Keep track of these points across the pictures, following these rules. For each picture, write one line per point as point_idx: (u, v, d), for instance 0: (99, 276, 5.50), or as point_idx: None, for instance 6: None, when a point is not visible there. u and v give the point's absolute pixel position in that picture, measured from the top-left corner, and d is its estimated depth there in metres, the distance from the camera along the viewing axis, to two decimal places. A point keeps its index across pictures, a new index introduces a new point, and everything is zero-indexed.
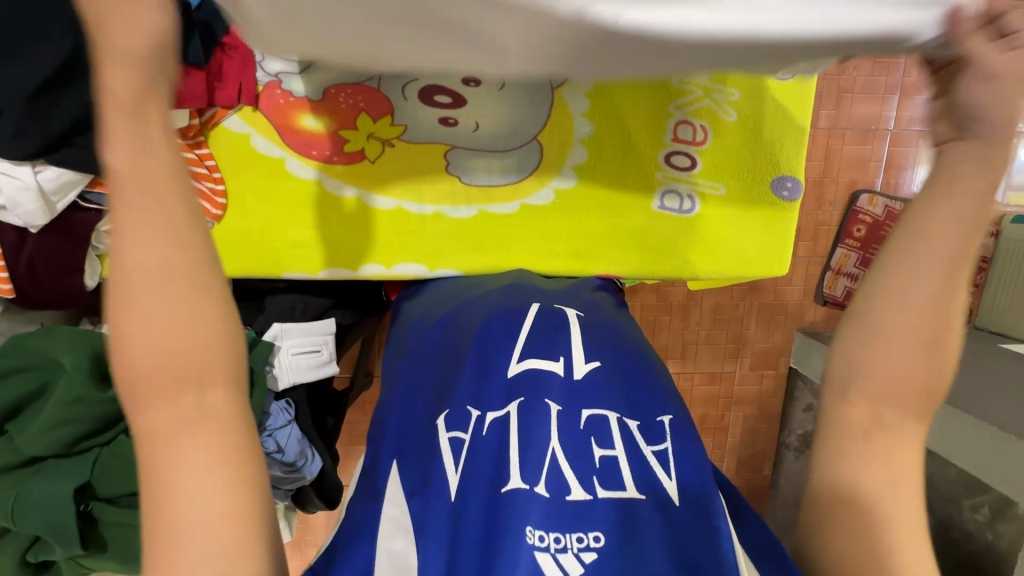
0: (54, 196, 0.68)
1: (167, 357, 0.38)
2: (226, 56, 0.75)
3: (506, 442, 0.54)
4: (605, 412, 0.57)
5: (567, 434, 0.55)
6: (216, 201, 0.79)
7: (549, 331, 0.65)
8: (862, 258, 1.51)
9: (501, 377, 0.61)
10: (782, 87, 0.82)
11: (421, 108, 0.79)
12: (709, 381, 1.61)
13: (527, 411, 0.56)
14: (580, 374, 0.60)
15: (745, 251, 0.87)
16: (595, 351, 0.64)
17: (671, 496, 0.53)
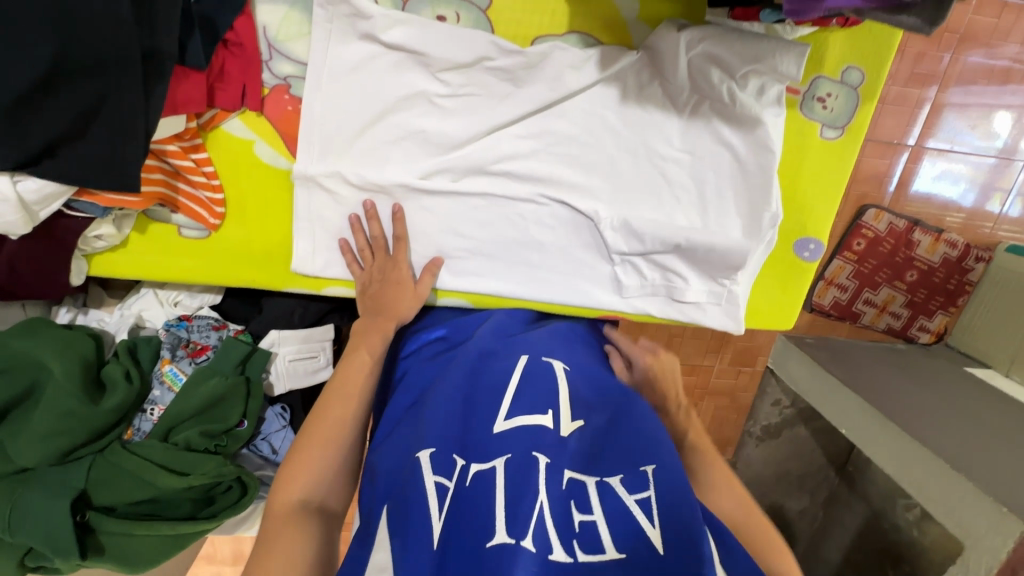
0: (35, 206, 0.62)
1: (319, 463, 0.63)
2: (229, 53, 0.66)
3: (490, 496, 0.55)
4: (584, 475, 0.58)
5: (553, 494, 0.55)
6: (213, 209, 0.73)
7: (537, 385, 0.67)
8: (856, 271, 1.53)
9: (487, 428, 0.63)
10: (826, 148, 0.77)
11: (446, 127, 0.72)
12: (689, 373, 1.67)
13: (515, 467, 0.57)
14: (566, 432, 0.62)
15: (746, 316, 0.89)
16: (579, 408, 0.66)
17: (655, 546, 0.53)
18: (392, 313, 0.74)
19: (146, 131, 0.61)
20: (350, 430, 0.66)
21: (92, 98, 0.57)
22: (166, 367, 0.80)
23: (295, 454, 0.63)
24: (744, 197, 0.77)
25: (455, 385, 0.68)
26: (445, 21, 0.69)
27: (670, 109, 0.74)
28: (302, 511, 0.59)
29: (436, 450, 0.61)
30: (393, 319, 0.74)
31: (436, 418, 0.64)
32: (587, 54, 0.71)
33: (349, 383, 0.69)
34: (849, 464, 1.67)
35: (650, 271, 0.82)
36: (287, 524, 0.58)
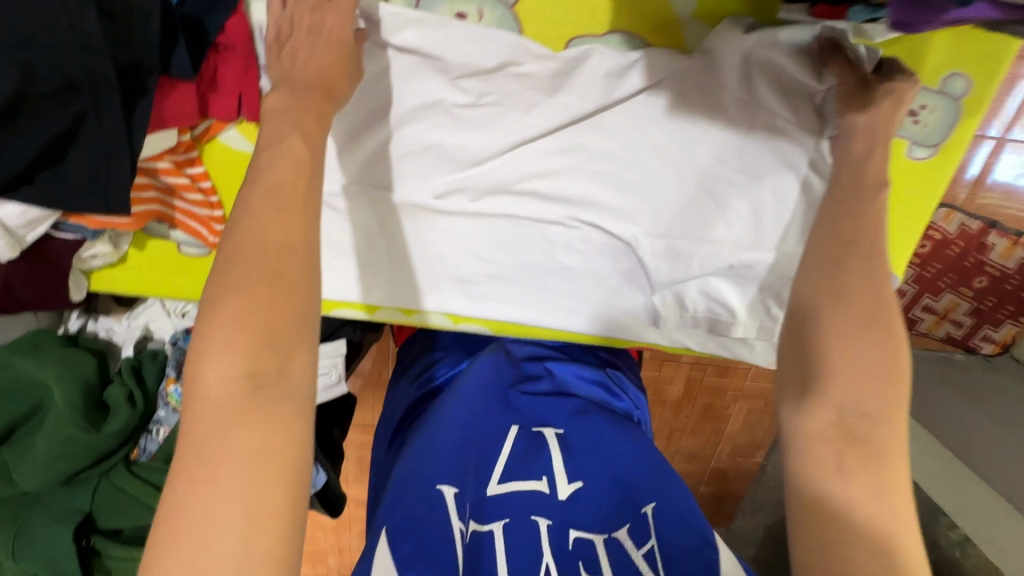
0: (21, 230, 0.57)
1: (239, 328, 0.40)
2: (221, 58, 0.58)
3: (490, 566, 0.52)
4: (593, 533, 0.56)
5: (559, 556, 0.53)
6: (213, 227, 0.68)
7: (531, 444, 0.62)
8: (916, 276, 1.35)
9: (481, 491, 0.58)
10: (911, 170, 0.66)
11: (464, 141, 0.64)
12: (723, 375, 1.57)
13: (513, 530, 0.55)
14: (564, 497, 0.58)
15: None
16: (581, 466, 0.60)
17: None
18: (324, 89, 0.51)
19: (131, 154, 0.54)
20: (288, 276, 0.42)
21: (66, 122, 0.50)
22: (170, 387, 0.76)
23: (202, 315, 0.41)
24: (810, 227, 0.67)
25: (461, 416, 0.62)
26: (465, 19, 0.59)
27: (727, 119, 0.62)
28: (242, 398, 0.39)
29: (459, 489, 0.56)
30: (327, 98, 0.51)
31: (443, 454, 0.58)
32: (631, 59, 0.60)
33: (286, 199, 0.44)
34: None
35: (696, 305, 0.72)
36: (236, 414, 0.39)
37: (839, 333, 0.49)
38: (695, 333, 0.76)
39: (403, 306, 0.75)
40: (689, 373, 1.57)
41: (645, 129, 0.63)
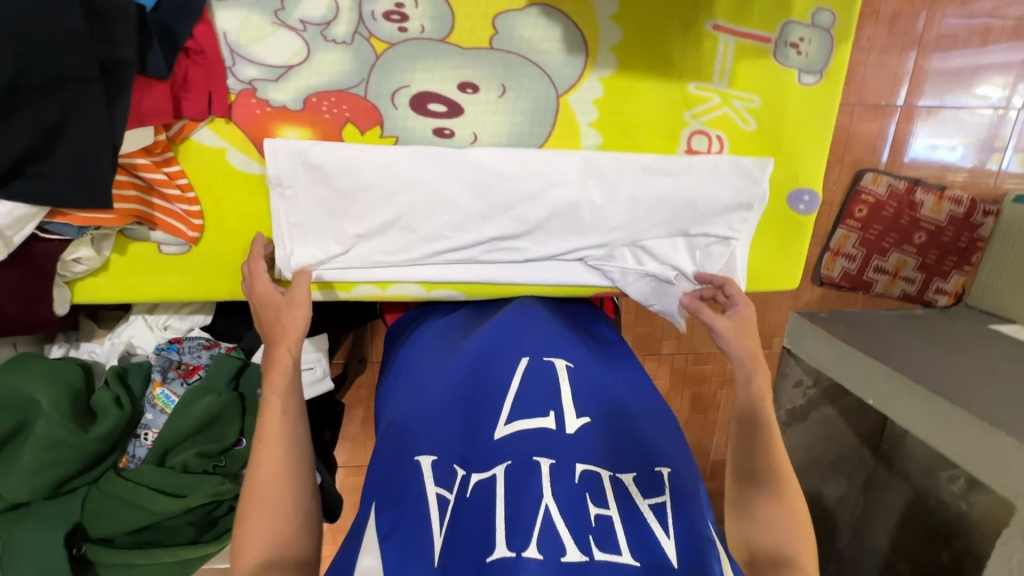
0: (10, 231, 0.61)
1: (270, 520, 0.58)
2: (191, 62, 0.66)
3: (492, 506, 0.53)
4: (599, 468, 0.57)
5: (562, 494, 0.54)
6: (191, 222, 0.72)
7: (537, 384, 0.63)
8: (861, 239, 1.49)
9: (488, 437, 0.59)
10: (806, 94, 0.75)
11: (414, 117, 0.72)
12: (704, 361, 1.60)
13: (515, 473, 0.55)
14: (572, 430, 0.59)
15: (795, 231, 0.83)
16: (587, 404, 0.62)
17: (669, 557, 0.53)
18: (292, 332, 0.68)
19: (113, 146, 0.60)
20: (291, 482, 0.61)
21: (53, 117, 0.57)
22: (157, 389, 0.78)
23: (239, 531, 0.58)
24: (744, 188, 0.76)
25: (446, 385, 0.64)
26: (403, 8, 0.68)
27: (634, 61, 0.72)
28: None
29: (438, 458, 0.58)
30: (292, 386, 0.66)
31: (433, 419, 0.61)
32: (544, 20, 0.70)
33: (274, 466, 0.61)
34: (885, 441, 1.65)
35: (658, 246, 0.78)
36: None
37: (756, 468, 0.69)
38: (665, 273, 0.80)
39: (376, 280, 0.79)
40: (671, 365, 1.59)
41: (568, 76, 0.73)
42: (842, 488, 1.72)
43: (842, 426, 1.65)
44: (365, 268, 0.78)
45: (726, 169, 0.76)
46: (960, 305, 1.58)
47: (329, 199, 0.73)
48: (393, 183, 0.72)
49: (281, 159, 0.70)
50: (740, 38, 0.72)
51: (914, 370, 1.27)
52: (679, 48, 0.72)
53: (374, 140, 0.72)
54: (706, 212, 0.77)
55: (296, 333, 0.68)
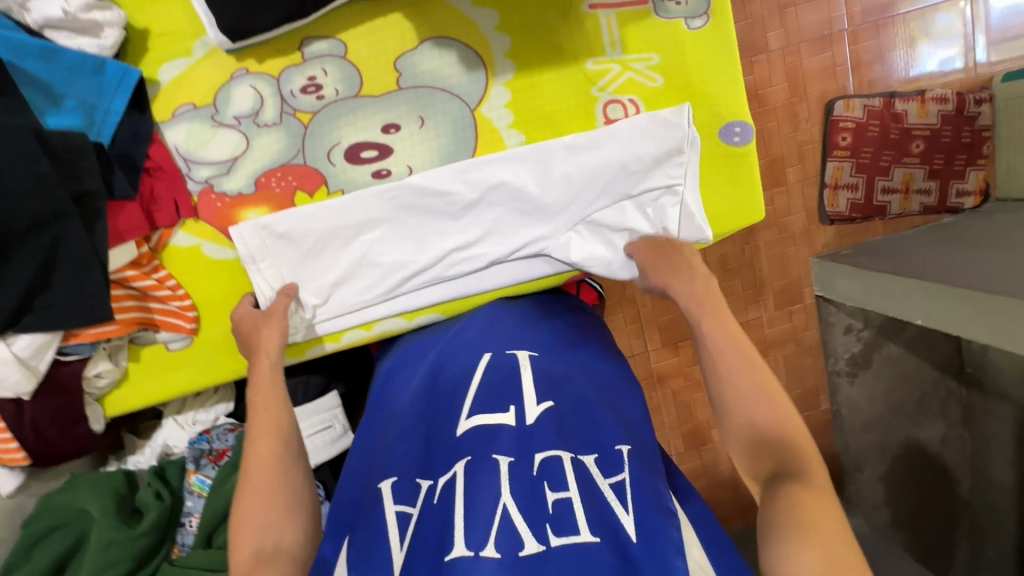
0: (32, 360, 0.70)
1: (263, 498, 0.62)
2: (153, 179, 0.76)
3: (451, 509, 0.54)
4: (561, 451, 0.58)
5: (522, 484, 0.55)
6: (187, 314, 0.80)
7: (500, 378, 0.65)
8: (856, 165, 1.45)
9: (450, 435, 0.61)
10: (700, 37, 0.79)
11: (352, 168, 0.80)
12: (740, 332, 1.51)
13: (473, 467, 0.56)
14: (531, 419, 0.60)
15: (743, 165, 0.84)
16: (547, 390, 0.64)
17: (627, 534, 0.52)
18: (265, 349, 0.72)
19: (100, 259, 0.69)
20: (280, 465, 0.65)
21: (45, 251, 0.66)
22: (193, 477, 0.85)
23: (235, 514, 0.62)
24: (667, 138, 0.79)
25: (414, 407, 0.67)
26: (316, 79, 0.77)
27: (530, 60, 0.79)
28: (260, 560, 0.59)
29: (399, 478, 0.60)
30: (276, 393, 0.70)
31: (401, 441, 0.63)
32: (442, 51, 0.78)
33: (262, 454, 0.65)
34: (968, 364, 1.54)
35: (602, 216, 0.81)
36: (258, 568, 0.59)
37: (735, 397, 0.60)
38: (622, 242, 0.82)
39: (361, 321, 0.84)
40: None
41: (475, 91, 0.79)
42: (941, 428, 1.57)
43: (915, 359, 1.54)
44: (347, 314, 0.83)
45: (643, 123, 0.79)
46: (991, 201, 1.51)
47: (291, 257, 0.79)
48: (340, 231, 0.80)
49: (249, 237, 0.78)
50: (618, 8, 0.78)
51: (950, 274, 1.18)
52: (566, 34, 0.78)
53: (324, 199, 0.80)
54: (638, 171, 0.80)
55: (272, 348, 0.73)
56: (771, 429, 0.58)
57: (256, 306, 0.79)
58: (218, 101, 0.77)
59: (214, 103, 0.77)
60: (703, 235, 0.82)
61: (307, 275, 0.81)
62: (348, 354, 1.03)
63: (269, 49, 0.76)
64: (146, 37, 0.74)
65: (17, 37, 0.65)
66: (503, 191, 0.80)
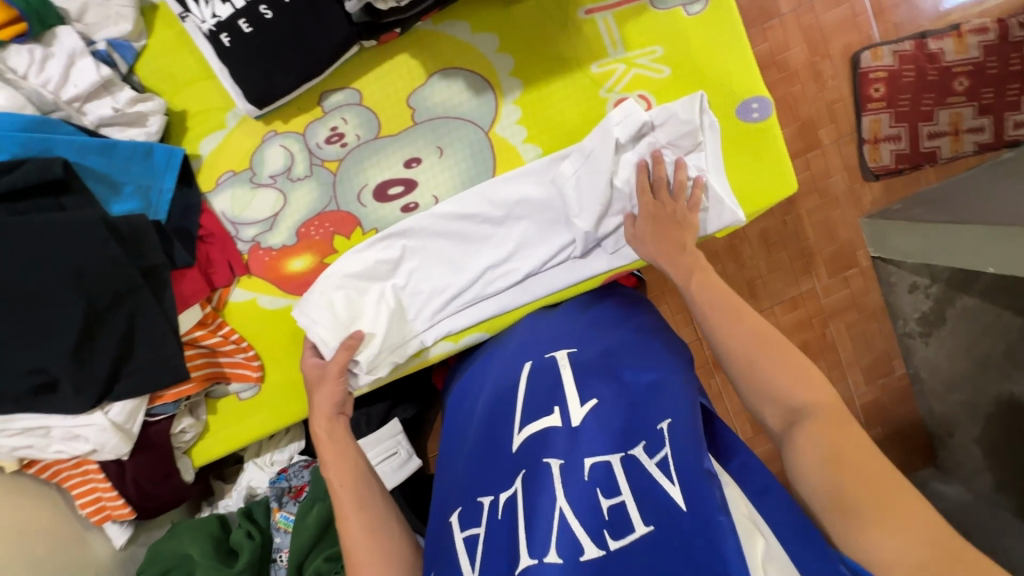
0: (126, 424, 0.77)
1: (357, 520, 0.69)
2: (208, 245, 0.82)
3: (515, 524, 0.61)
4: (608, 456, 0.62)
5: (574, 491, 0.60)
6: (252, 364, 0.86)
7: (543, 386, 0.72)
8: (895, 115, 1.38)
9: (508, 451, 0.69)
10: (701, 21, 0.78)
11: (382, 206, 0.84)
12: (795, 306, 1.45)
13: (530, 480, 0.63)
14: (576, 421, 0.66)
15: (766, 139, 0.82)
16: (588, 389, 0.69)
17: (678, 503, 0.55)
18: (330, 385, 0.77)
19: (173, 328, 0.76)
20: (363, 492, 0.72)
21: (125, 324, 0.73)
22: (278, 515, 0.90)
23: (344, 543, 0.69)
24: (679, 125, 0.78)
25: (479, 427, 0.75)
26: (338, 129, 0.82)
27: (534, 74, 0.81)
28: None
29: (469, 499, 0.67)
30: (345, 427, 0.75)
31: (471, 462, 0.71)
32: (449, 82, 0.81)
33: (338, 486, 0.72)
34: None
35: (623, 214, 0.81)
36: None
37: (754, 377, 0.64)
38: None
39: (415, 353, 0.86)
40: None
41: (487, 113, 0.82)
42: None
43: (994, 308, 1.44)
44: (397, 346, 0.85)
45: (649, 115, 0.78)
46: None
47: (341, 303, 0.80)
48: (380, 270, 0.83)
49: (307, 291, 0.81)
50: (614, 9, 0.78)
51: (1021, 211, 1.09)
52: (565, 43, 0.80)
53: (360, 240, 0.84)
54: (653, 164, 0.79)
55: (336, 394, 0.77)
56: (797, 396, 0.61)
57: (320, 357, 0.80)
58: (254, 164, 0.83)
59: (251, 167, 0.83)
60: (735, 217, 0.80)
61: (359, 317, 0.81)
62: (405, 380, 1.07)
63: (293, 109, 0.82)
64: (184, 117, 0.81)
65: (77, 139, 0.70)
66: (525, 206, 0.82)
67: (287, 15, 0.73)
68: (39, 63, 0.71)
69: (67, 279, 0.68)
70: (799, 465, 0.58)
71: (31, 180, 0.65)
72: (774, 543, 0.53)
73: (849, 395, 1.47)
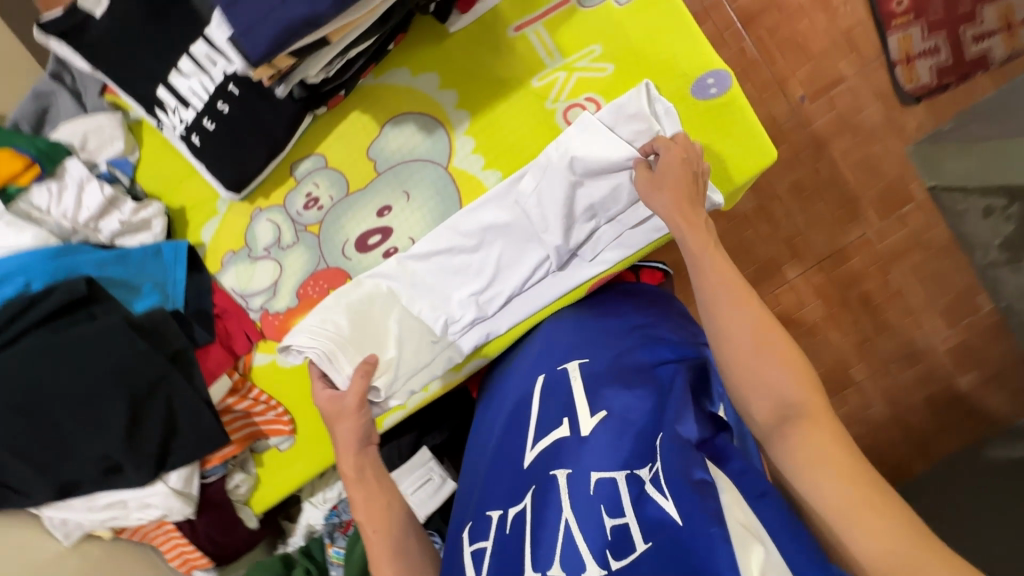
0: (186, 488, 0.88)
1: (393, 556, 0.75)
2: (224, 320, 0.91)
3: (521, 538, 0.63)
4: (613, 472, 0.63)
5: (580, 508, 0.62)
6: (283, 419, 0.94)
7: (558, 397, 0.74)
8: (928, 26, 1.23)
9: (518, 466, 0.71)
10: (634, 9, 0.75)
11: (365, 256, 0.88)
12: (846, 259, 1.33)
13: (539, 494, 0.66)
14: (586, 430, 0.68)
15: (736, 113, 0.77)
16: (597, 400, 0.70)
17: (674, 519, 0.56)
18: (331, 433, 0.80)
19: (205, 399, 0.85)
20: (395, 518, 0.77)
21: (164, 407, 0.82)
22: (331, 550, 0.99)
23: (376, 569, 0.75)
24: (631, 124, 0.76)
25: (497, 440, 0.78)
26: (312, 194, 0.88)
27: (477, 103, 0.81)
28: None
29: (479, 518, 0.70)
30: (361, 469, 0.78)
31: (489, 480, 0.74)
32: (406, 127, 0.84)
33: (372, 531, 0.76)
34: None
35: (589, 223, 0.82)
36: None
37: (750, 360, 0.61)
38: (622, 243, 0.84)
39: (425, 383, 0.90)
40: (811, 284, 1.34)
41: (441, 149, 0.84)
42: None
43: None
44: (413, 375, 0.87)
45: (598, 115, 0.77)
46: None
47: (344, 330, 0.84)
48: (377, 310, 0.87)
49: (306, 325, 0.85)
50: (543, 18, 0.77)
51: None
52: (499, 64, 0.79)
53: None
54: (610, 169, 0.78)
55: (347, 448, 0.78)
56: (792, 387, 0.59)
57: (333, 386, 0.83)
58: (249, 241, 0.91)
59: (246, 244, 0.91)
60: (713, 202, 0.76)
61: (359, 346, 0.84)
62: (436, 405, 1.12)
63: (270, 184, 0.88)
64: (184, 212, 0.91)
65: (100, 255, 0.81)
66: (500, 227, 0.83)
67: (239, 105, 0.78)
68: (57, 195, 0.81)
69: (110, 373, 0.77)
70: (794, 465, 0.56)
71: (67, 298, 0.75)
72: (772, 547, 0.52)
73: (931, 342, 1.33)
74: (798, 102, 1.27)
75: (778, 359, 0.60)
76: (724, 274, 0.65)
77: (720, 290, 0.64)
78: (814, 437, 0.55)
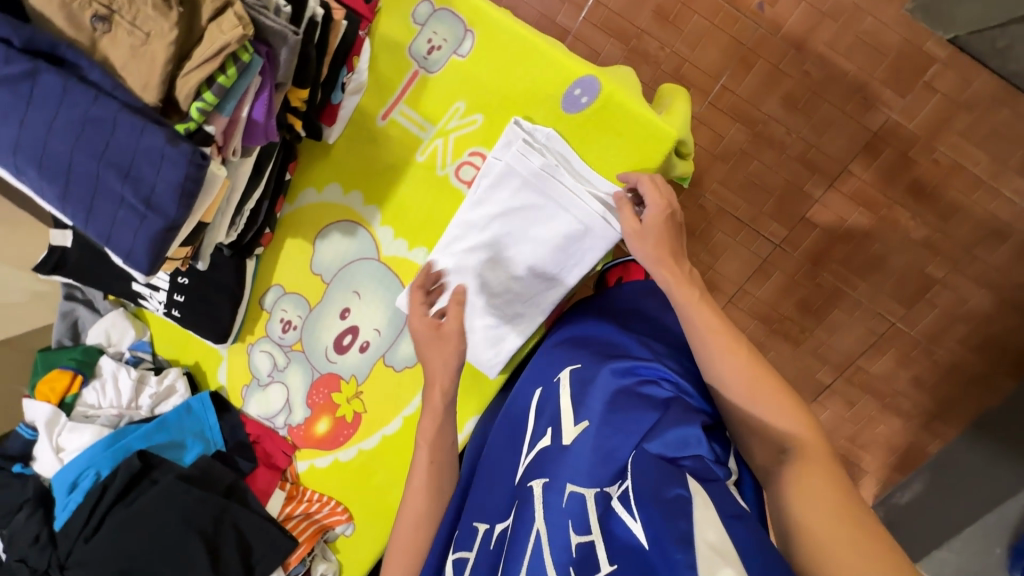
0: None
1: None
2: (262, 443, 1.05)
3: (498, 552, 0.62)
4: (586, 487, 0.58)
5: (550, 519, 0.58)
6: (337, 510, 1.02)
7: (547, 413, 0.70)
8: None
9: (507, 483, 0.70)
10: (477, 54, 0.76)
11: (346, 357, 0.95)
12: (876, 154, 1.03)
13: (519, 508, 0.62)
14: (569, 439, 0.64)
15: (626, 112, 0.72)
16: (580, 410, 0.66)
17: (640, 539, 0.49)
18: None
19: (268, 520, 0.96)
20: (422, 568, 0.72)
21: (235, 534, 0.93)
22: None
23: None
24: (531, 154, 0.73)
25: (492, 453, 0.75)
26: (285, 319, 0.98)
27: (380, 193, 0.85)
28: None
29: (466, 534, 0.69)
30: None
31: (477, 492, 0.72)
32: (333, 237, 0.90)
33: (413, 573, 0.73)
34: None
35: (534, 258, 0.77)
36: None
37: (762, 411, 0.55)
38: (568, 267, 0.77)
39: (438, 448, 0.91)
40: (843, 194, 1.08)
41: (366, 243, 0.89)
42: None
43: None
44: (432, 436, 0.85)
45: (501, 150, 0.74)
46: None
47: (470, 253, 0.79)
48: None
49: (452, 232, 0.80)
50: (402, 99, 0.81)
51: None
52: (381, 154, 0.84)
53: (348, 387, 0.96)
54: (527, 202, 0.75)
55: None
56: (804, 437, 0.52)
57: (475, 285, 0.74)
58: (256, 375, 1.04)
59: (253, 377, 1.04)
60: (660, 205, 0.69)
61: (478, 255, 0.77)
62: None
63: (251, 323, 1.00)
64: (199, 366, 1.08)
65: (147, 427, 0.97)
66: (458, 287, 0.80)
67: (196, 274, 0.91)
68: (103, 389, 1.00)
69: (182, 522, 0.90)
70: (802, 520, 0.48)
71: (127, 474, 0.91)
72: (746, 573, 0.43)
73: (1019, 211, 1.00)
74: (757, 14, 1.02)
75: (789, 409, 0.54)
76: (710, 318, 0.60)
77: (713, 338, 0.59)
78: (821, 484, 0.49)
